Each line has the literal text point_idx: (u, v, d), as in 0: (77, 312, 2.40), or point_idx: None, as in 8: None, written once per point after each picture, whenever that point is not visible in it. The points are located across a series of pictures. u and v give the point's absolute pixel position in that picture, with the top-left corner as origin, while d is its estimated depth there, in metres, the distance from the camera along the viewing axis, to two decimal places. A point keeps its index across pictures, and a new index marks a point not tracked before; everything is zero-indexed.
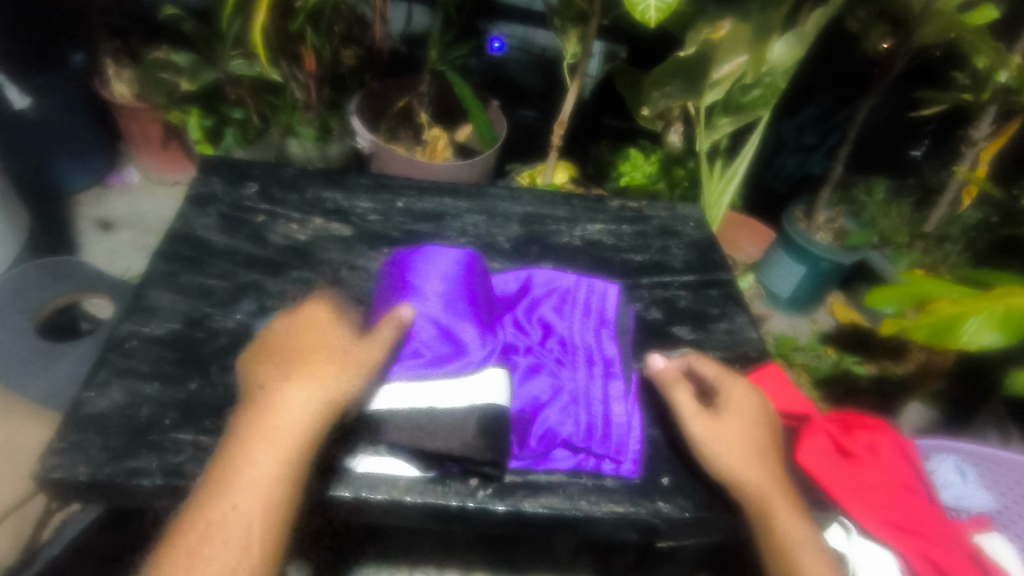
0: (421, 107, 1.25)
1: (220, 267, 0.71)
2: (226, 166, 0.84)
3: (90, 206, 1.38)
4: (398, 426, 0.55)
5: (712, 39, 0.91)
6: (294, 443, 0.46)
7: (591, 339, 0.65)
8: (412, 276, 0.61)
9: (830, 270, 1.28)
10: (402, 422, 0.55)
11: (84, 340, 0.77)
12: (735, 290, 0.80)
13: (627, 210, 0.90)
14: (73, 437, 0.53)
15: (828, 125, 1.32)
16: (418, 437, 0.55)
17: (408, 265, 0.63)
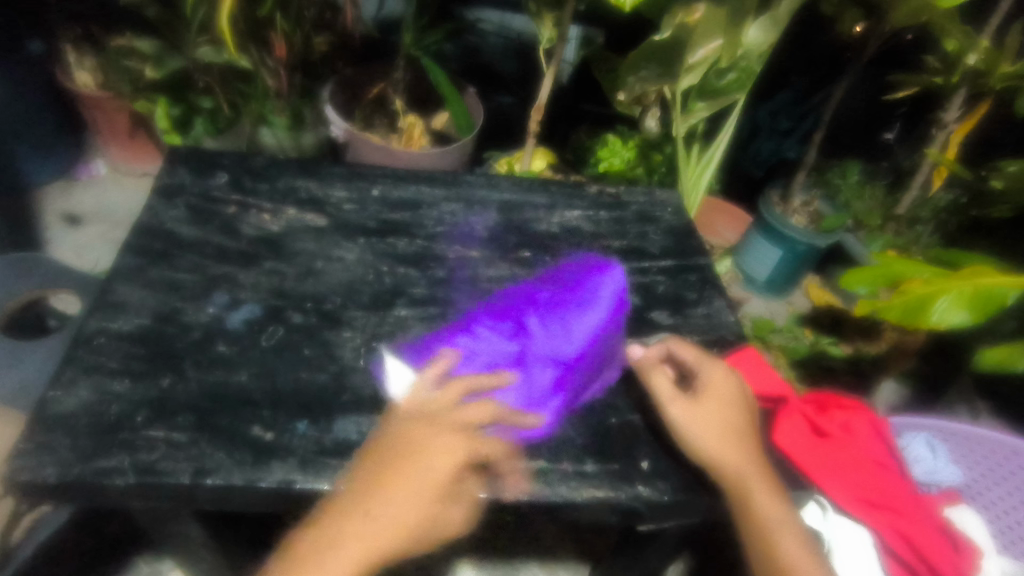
0: (396, 94, 1.23)
1: (190, 261, 0.69)
2: (195, 156, 0.82)
3: (56, 199, 1.34)
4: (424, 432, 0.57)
5: (687, 23, 0.91)
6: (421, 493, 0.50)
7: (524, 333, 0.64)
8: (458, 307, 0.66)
9: (806, 252, 1.30)
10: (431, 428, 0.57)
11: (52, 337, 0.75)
12: (712, 275, 0.81)
13: (605, 196, 0.90)
14: (41, 437, 0.52)
15: (803, 109, 1.33)
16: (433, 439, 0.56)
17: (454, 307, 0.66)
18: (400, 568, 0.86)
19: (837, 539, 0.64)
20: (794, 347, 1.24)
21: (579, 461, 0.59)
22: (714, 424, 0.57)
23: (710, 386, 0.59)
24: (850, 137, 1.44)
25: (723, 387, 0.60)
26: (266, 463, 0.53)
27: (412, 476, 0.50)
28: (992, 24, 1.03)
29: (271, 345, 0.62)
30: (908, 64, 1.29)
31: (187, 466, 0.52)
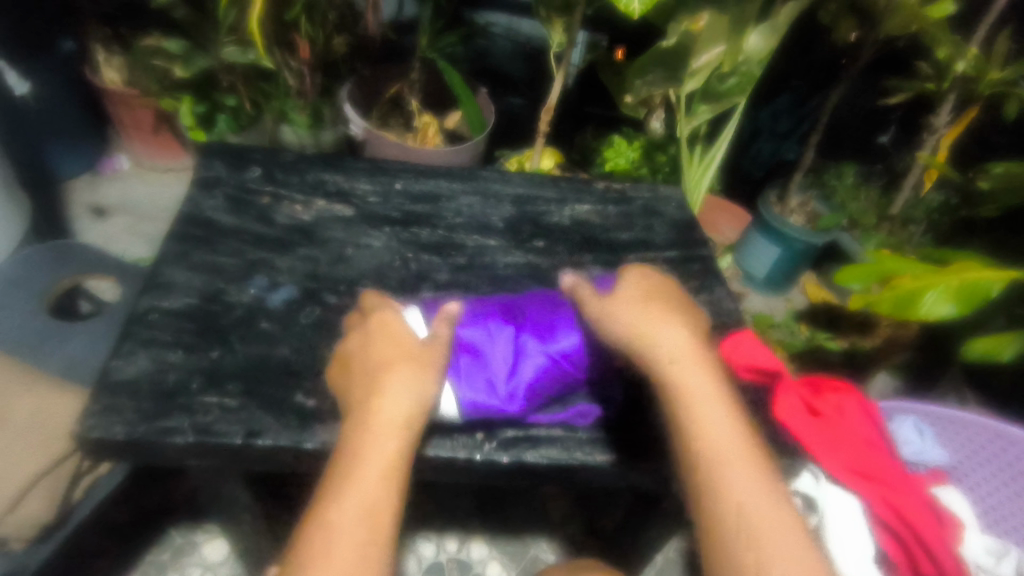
0: (412, 95, 1.28)
1: (231, 246, 0.74)
2: (229, 151, 0.87)
3: (83, 192, 1.40)
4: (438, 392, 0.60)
5: (692, 30, 0.96)
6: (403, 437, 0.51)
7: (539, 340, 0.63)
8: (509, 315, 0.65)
9: (803, 250, 1.36)
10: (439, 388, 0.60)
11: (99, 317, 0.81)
12: (713, 265, 0.86)
13: (612, 192, 0.96)
14: (107, 400, 0.57)
15: (801, 113, 1.39)
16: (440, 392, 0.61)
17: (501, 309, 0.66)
18: (416, 539, 0.93)
19: (829, 506, 0.69)
20: (792, 341, 1.28)
21: (593, 429, 0.64)
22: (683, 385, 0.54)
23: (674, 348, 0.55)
24: (846, 140, 1.50)
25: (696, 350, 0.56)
26: (310, 426, 0.58)
27: (374, 442, 0.50)
28: (980, 34, 1.09)
29: (309, 323, 0.68)
30: (902, 70, 1.35)
31: (239, 428, 0.57)
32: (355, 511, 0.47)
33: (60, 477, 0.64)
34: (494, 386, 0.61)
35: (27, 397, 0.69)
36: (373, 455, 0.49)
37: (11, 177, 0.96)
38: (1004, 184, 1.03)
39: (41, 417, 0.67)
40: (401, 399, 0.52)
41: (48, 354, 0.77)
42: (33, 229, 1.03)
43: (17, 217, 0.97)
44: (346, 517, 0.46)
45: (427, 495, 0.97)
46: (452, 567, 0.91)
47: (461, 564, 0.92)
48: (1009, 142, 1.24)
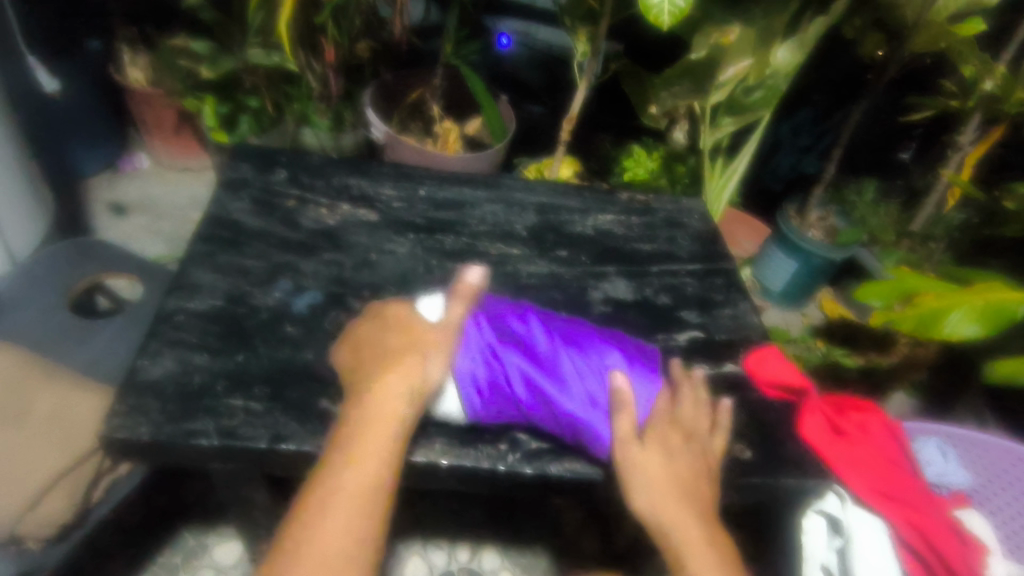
0: (433, 101, 1.29)
1: (257, 248, 0.74)
2: (255, 153, 0.87)
3: (103, 189, 1.40)
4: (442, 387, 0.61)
5: (722, 43, 0.98)
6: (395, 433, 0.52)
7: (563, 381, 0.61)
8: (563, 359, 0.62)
9: (821, 265, 1.35)
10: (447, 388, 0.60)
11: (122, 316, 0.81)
12: (737, 279, 0.86)
13: (636, 203, 0.95)
14: (133, 400, 0.57)
15: (823, 128, 1.38)
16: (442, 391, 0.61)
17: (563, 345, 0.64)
18: (428, 547, 0.93)
19: (855, 525, 0.65)
20: (808, 356, 1.24)
21: None
22: (645, 493, 0.53)
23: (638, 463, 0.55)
24: (866, 154, 1.49)
25: (661, 460, 0.55)
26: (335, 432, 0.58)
27: (371, 437, 0.51)
28: (1007, 53, 1.08)
29: (333, 327, 0.67)
30: (926, 87, 1.34)
31: (264, 432, 0.57)
32: (343, 505, 0.47)
33: (81, 477, 0.64)
34: (503, 393, 0.61)
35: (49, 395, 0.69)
36: (368, 448, 0.50)
37: (37, 174, 0.96)
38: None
39: (62, 416, 0.67)
40: (395, 396, 0.53)
41: (70, 352, 0.78)
42: (56, 226, 1.04)
43: (42, 213, 0.97)
44: (335, 509, 0.47)
45: (441, 503, 0.97)
46: None
47: (473, 574, 0.91)
48: None
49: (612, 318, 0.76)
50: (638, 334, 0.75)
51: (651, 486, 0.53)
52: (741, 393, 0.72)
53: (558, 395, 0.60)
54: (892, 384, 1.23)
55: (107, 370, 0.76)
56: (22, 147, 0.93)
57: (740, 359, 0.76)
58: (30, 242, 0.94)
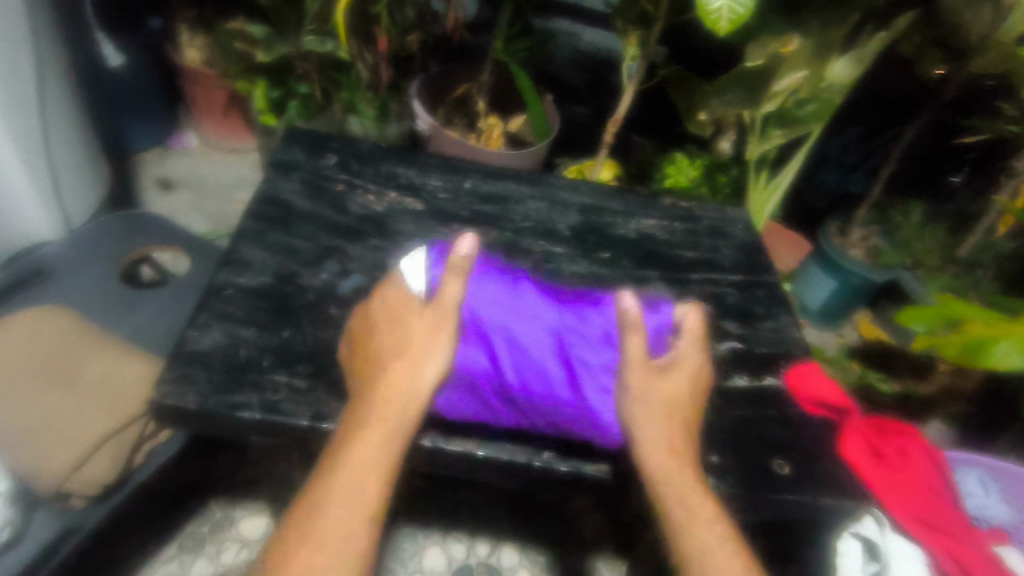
0: (480, 96, 1.29)
1: (305, 230, 0.75)
2: (307, 136, 0.88)
3: (152, 165, 1.44)
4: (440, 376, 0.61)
5: (781, 53, 0.95)
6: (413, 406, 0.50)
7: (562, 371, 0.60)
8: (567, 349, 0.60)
9: (861, 286, 1.32)
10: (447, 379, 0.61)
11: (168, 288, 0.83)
12: (780, 292, 0.84)
13: (680, 209, 0.94)
14: (182, 369, 0.59)
15: (872, 146, 1.36)
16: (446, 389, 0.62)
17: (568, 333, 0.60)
18: (447, 539, 0.93)
19: (894, 554, 0.62)
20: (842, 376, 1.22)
21: None
22: (649, 450, 0.51)
23: (640, 395, 0.54)
24: (914, 176, 1.45)
25: (662, 394, 0.54)
26: None
27: (387, 407, 0.50)
28: None
29: None
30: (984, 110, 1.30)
31: (306, 410, 0.58)
32: (354, 473, 0.46)
33: (125, 441, 0.65)
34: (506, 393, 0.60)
35: (98, 359, 0.70)
36: (381, 422, 0.49)
37: (95, 144, 0.99)
38: None
39: (109, 381, 0.69)
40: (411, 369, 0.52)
41: (120, 320, 0.80)
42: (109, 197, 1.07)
43: (97, 184, 1.00)
44: (345, 476, 0.46)
45: (463, 496, 0.97)
46: (482, 570, 0.91)
47: (491, 569, 0.91)
48: None
49: None
50: None
51: (652, 425, 0.52)
52: (781, 407, 0.71)
53: (567, 380, 0.58)
54: (928, 412, 1.20)
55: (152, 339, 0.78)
56: (84, 118, 0.95)
57: (780, 373, 0.74)
58: (85, 211, 0.97)
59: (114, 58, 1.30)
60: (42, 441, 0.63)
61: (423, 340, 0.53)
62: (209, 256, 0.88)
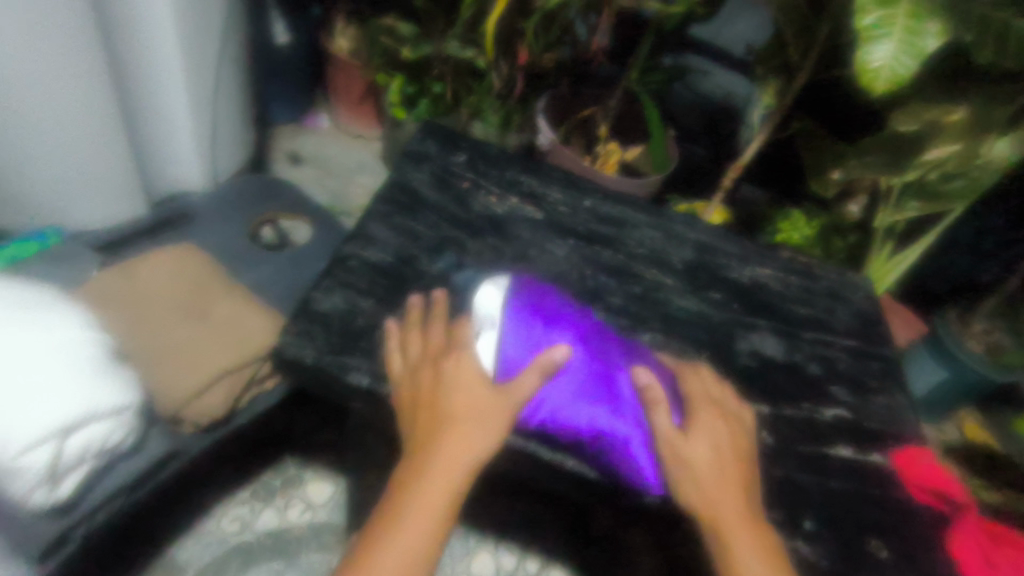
0: (604, 120, 1.30)
1: (430, 219, 0.78)
2: (440, 133, 0.91)
3: (285, 138, 1.54)
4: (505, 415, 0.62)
5: (943, 122, 0.92)
6: (462, 468, 0.51)
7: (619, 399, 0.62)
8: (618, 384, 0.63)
9: (977, 383, 1.20)
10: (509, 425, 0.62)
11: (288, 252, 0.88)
12: (897, 369, 0.80)
13: (797, 264, 0.91)
14: (304, 326, 0.62)
15: (1012, 237, 1.26)
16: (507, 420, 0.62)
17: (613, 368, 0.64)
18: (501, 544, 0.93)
19: None
20: None
21: None
22: (717, 504, 0.54)
23: (687, 457, 0.56)
24: None
25: (707, 454, 0.57)
26: None
27: (437, 465, 0.50)
28: None
29: None
30: None
31: None
32: (404, 542, 0.48)
33: (235, 382, 0.69)
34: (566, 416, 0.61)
35: (223, 305, 0.75)
36: (427, 484, 0.50)
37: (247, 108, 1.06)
38: None
39: (231, 327, 0.73)
40: (465, 438, 0.52)
41: (243, 273, 0.85)
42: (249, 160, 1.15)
43: (241, 143, 1.07)
44: (394, 547, 0.47)
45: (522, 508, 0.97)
46: None
47: None
48: None
49: (757, 372, 0.73)
50: (780, 397, 0.72)
51: (710, 489, 0.55)
52: (885, 490, 0.66)
53: (614, 421, 0.61)
54: None
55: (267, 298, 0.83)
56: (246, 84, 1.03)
57: (889, 453, 0.70)
58: (227, 167, 1.04)
59: (281, 36, 1.44)
60: (165, 368, 0.68)
61: (480, 403, 0.54)
62: (332, 229, 0.93)
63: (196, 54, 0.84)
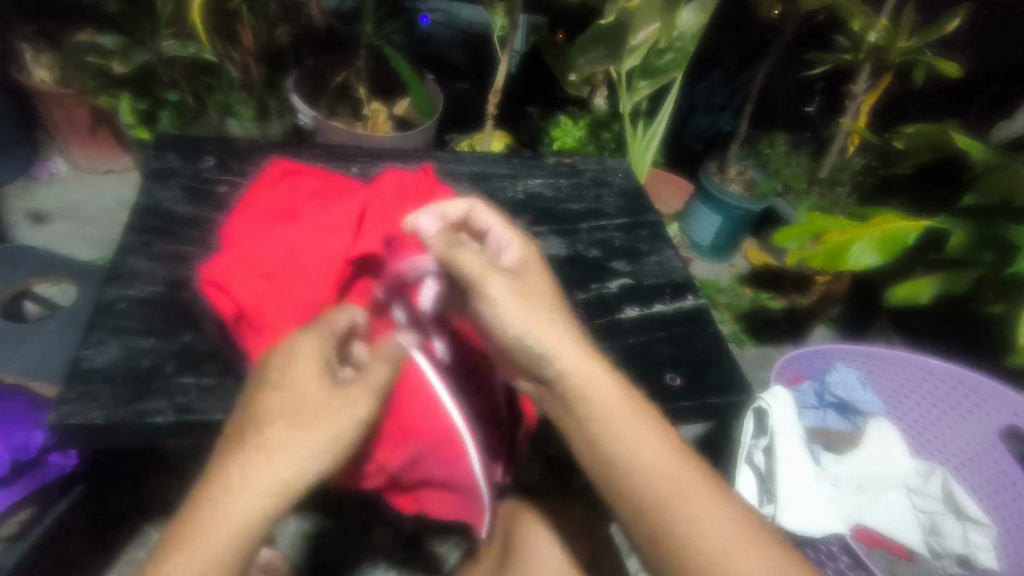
0: (359, 83, 1.31)
1: (192, 235, 0.77)
2: (180, 143, 0.88)
3: (19, 197, 1.30)
4: (49, 193, 1.32)
5: (628, 8, 1.03)
6: None
7: (83, 213, 1.31)
8: (76, 214, 1.30)
9: (744, 217, 1.45)
10: (59, 200, 1.32)
11: (122, 185, 1.37)
12: (661, 229, 0.91)
13: (562, 165, 1.00)
14: (82, 388, 0.60)
15: (733, 88, 1.51)
16: (75, 228, 1.28)
17: (74, 212, 1.30)
18: None
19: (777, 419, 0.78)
20: (737, 303, 1.42)
21: None
22: None
23: None
24: (776, 109, 1.60)
25: None
26: None
27: None
28: (888, 7, 1.20)
29: None
30: (822, 44, 1.46)
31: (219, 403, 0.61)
32: None
33: (498, 546, 0.65)
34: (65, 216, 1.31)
35: (111, 181, 1.37)
36: None
37: (68, 170, 1.37)
38: (915, 141, 1.15)
39: (115, 184, 1.37)
40: None
41: (59, 217, 1.29)
42: (65, 167, 1.37)
43: (24, 162, 1.33)
44: None
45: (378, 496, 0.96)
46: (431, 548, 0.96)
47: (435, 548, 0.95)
48: (921, 107, 1.38)
49: (547, 271, 0.81)
50: (570, 283, 0.80)
51: None
52: (668, 330, 0.77)
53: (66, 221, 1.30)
54: (812, 320, 1.38)
55: (101, 215, 1.31)
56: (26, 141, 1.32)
57: (667, 300, 0.81)
58: (92, 181, 1.37)
59: None
60: (97, 227, 1.28)
61: None
62: (94, 281, 0.93)
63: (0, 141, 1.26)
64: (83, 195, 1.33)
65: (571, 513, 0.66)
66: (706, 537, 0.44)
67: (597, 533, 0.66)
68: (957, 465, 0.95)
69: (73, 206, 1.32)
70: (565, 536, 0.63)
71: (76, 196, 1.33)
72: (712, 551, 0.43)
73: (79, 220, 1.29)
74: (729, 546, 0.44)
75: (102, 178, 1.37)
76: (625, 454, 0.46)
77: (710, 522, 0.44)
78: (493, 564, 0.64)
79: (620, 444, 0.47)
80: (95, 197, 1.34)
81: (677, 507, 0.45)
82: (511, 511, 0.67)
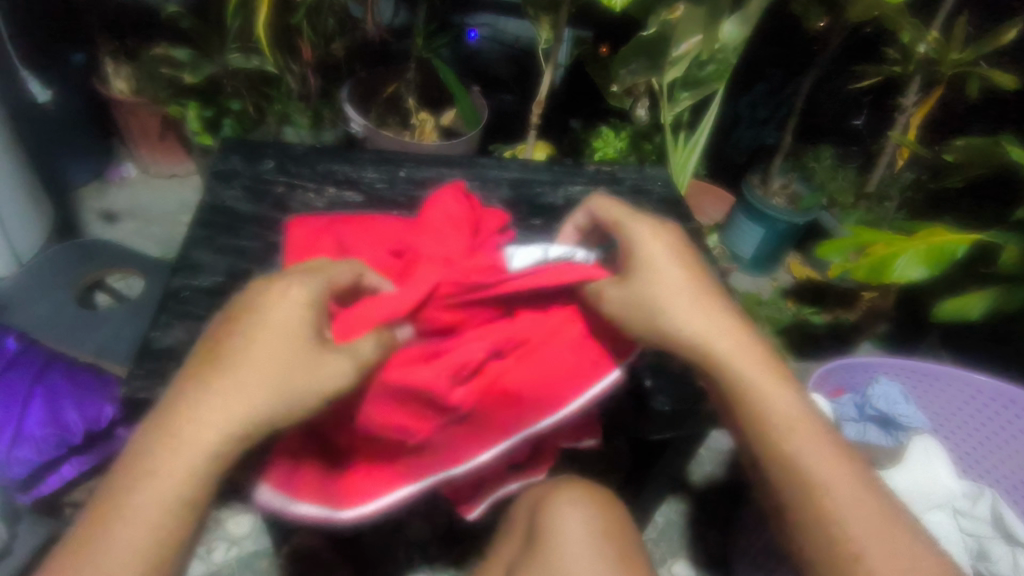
0: (409, 93, 1.36)
1: (251, 230, 0.82)
2: (243, 146, 0.94)
3: (93, 197, 1.41)
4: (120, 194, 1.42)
5: (670, 20, 1.05)
6: None
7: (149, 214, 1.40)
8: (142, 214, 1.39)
9: (786, 230, 1.44)
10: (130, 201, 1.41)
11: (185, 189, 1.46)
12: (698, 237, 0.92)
13: (602, 173, 1.02)
14: (150, 365, 0.65)
15: (778, 100, 1.51)
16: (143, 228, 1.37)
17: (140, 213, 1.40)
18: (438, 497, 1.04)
19: None
20: (779, 316, 1.38)
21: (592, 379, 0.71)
22: None
23: None
24: (822, 123, 1.58)
25: None
26: None
27: None
28: (940, 18, 1.18)
29: None
30: (871, 56, 1.44)
31: None
32: None
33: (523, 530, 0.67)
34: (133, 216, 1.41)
35: (176, 185, 1.47)
36: None
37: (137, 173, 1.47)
38: (968, 154, 1.13)
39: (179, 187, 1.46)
40: None
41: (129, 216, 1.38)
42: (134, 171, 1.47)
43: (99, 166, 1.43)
44: None
45: None
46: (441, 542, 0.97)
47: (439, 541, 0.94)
48: (975, 121, 1.34)
49: None
50: None
51: None
52: None
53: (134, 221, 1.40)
54: (857, 336, 1.35)
55: (166, 216, 1.40)
56: (102, 145, 1.43)
57: None
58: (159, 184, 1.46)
59: (44, 95, 1.21)
60: (163, 227, 1.38)
61: None
62: (159, 274, 1.00)
63: (80, 145, 1.37)
64: (150, 196, 1.43)
65: (600, 496, 0.68)
66: (826, 485, 0.52)
67: (623, 528, 0.66)
68: (1008, 487, 0.92)
69: (141, 207, 1.41)
70: (591, 523, 0.64)
71: (144, 198, 1.43)
72: (831, 499, 0.51)
73: (145, 220, 1.38)
74: (846, 497, 0.51)
75: (167, 182, 1.47)
76: (758, 405, 0.54)
77: (828, 475, 0.52)
78: (517, 547, 0.66)
79: (757, 402, 0.54)
80: (161, 199, 1.44)
81: (804, 459, 0.53)
82: (538, 497, 0.69)
